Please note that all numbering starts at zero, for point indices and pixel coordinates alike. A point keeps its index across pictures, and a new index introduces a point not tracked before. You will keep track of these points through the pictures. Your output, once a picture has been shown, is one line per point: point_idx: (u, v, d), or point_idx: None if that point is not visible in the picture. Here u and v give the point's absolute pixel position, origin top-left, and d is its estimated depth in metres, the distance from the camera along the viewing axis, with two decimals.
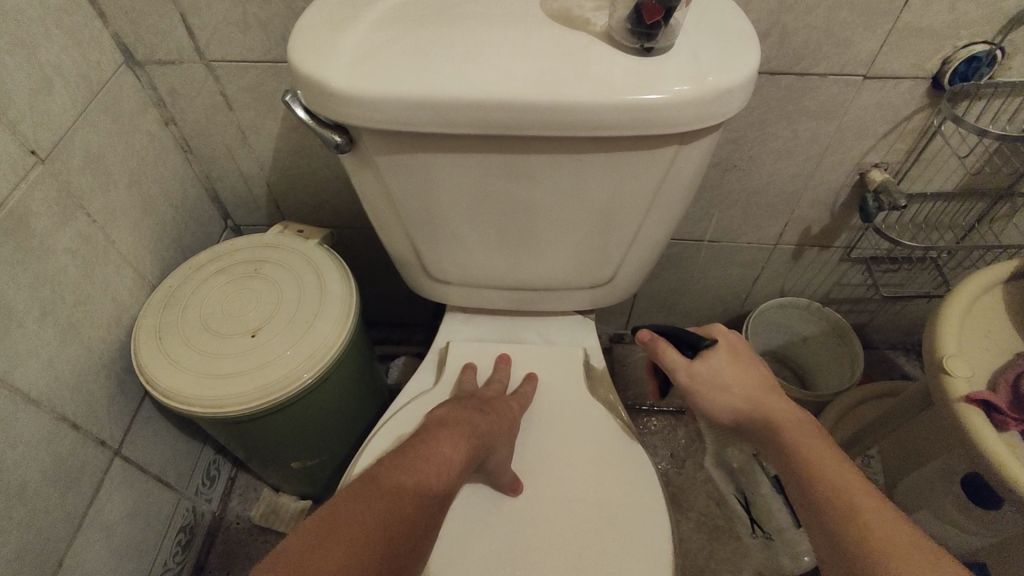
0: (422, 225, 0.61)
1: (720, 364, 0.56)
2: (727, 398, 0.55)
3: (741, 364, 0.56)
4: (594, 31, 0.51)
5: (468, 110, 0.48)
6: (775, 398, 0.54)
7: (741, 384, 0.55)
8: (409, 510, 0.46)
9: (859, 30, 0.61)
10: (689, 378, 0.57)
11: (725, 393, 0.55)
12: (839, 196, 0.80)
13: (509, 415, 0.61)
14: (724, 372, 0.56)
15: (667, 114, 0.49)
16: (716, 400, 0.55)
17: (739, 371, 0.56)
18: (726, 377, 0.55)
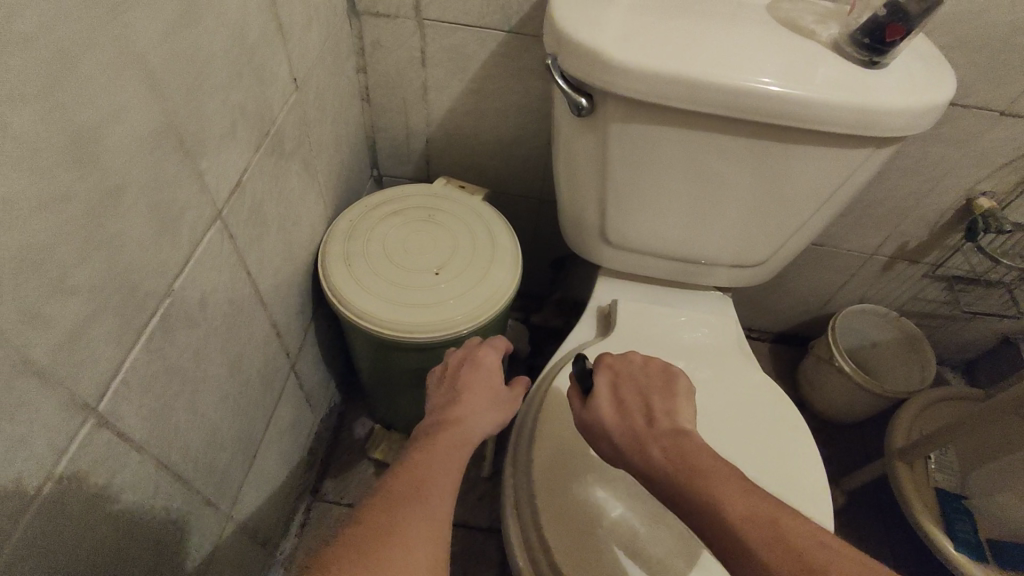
0: (621, 190, 0.68)
1: (600, 411, 0.55)
2: (612, 449, 0.53)
3: (613, 398, 0.56)
4: (821, 40, 0.60)
5: (719, 92, 0.56)
6: (650, 439, 0.51)
7: (620, 431, 0.53)
8: (434, 466, 0.50)
9: (1015, 71, 0.70)
10: (584, 427, 0.57)
11: (608, 444, 0.54)
12: (944, 216, 0.90)
13: (490, 360, 0.63)
14: (605, 421, 0.54)
15: (883, 119, 0.57)
16: (605, 450, 0.54)
17: (618, 414, 0.54)
18: (607, 426, 0.54)
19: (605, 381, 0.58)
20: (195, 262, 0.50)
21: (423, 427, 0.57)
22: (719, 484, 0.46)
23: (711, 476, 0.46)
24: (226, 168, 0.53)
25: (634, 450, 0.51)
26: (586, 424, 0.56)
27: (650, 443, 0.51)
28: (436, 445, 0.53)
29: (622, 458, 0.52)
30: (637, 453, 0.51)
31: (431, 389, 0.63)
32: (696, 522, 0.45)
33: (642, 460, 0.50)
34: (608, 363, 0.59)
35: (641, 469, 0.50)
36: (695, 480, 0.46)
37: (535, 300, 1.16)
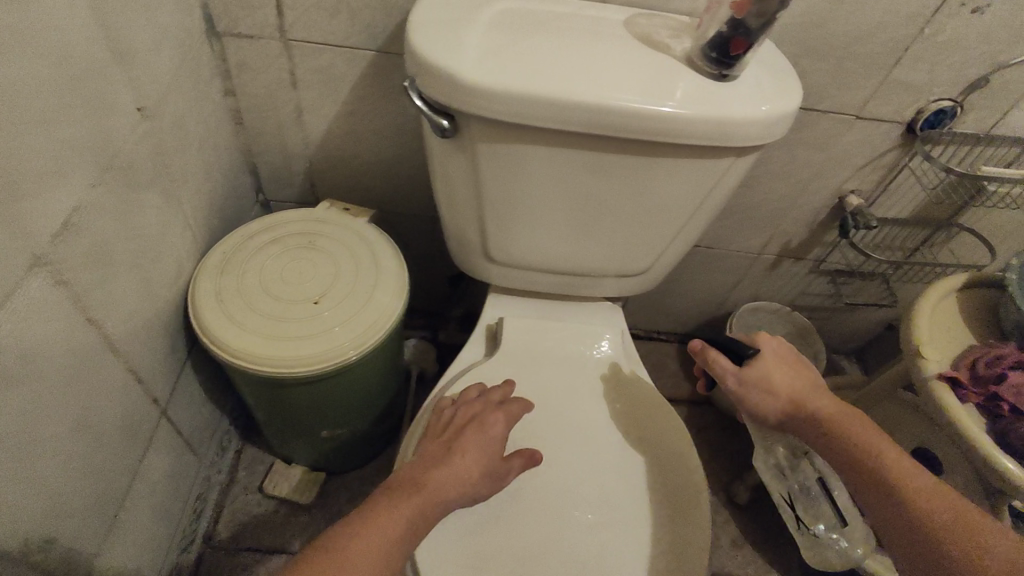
0: (500, 208, 0.68)
1: (768, 371, 0.64)
2: (774, 400, 0.64)
3: (792, 372, 0.64)
4: (675, 55, 0.61)
5: (577, 110, 0.56)
6: (816, 395, 0.63)
7: (787, 387, 0.64)
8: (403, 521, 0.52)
9: (861, 78, 0.75)
10: (743, 384, 0.64)
11: (771, 396, 0.63)
12: (819, 215, 0.95)
13: (500, 426, 0.62)
14: (776, 381, 0.64)
15: (737, 131, 0.59)
16: (762, 400, 0.64)
17: (785, 375, 0.64)
18: (774, 383, 0.64)
19: (769, 348, 0.65)
20: (15, 316, 0.45)
21: (407, 474, 0.58)
22: (871, 434, 0.60)
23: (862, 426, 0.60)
24: (49, 211, 0.48)
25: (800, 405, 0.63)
26: (747, 384, 0.64)
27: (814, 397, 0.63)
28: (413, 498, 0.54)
29: (786, 408, 0.63)
30: (802, 402, 0.63)
31: (432, 436, 0.63)
32: (860, 455, 0.58)
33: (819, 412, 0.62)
34: (768, 342, 0.66)
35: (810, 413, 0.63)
36: (850, 424, 0.61)
37: (441, 317, 1.15)
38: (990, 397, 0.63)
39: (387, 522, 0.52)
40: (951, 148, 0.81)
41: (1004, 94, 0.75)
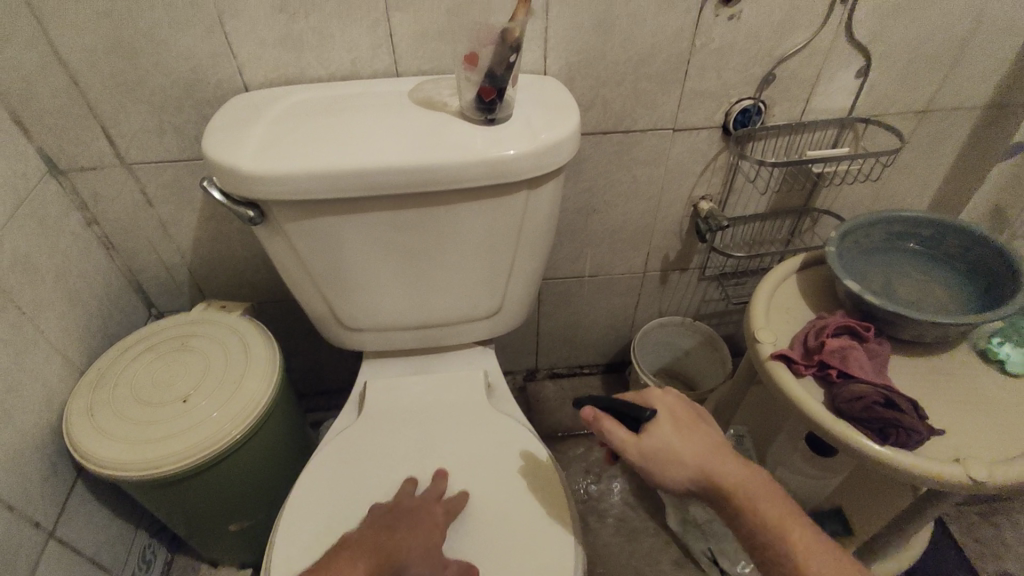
0: (331, 276, 0.72)
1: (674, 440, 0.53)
2: (683, 471, 0.52)
3: (691, 435, 0.54)
4: (450, 111, 0.67)
5: (356, 177, 0.61)
6: (726, 460, 0.52)
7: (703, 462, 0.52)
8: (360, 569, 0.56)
9: (659, 95, 0.79)
10: (647, 458, 0.53)
11: (683, 468, 0.52)
12: (683, 227, 0.98)
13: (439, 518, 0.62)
14: (687, 452, 0.52)
15: (515, 165, 0.63)
16: (669, 473, 0.52)
17: (694, 440, 0.53)
18: (684, 452, 0.52)
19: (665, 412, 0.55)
20: None
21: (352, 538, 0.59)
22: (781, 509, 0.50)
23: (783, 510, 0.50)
24: None
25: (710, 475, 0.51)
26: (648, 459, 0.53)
27: (727, 464, 0.52)
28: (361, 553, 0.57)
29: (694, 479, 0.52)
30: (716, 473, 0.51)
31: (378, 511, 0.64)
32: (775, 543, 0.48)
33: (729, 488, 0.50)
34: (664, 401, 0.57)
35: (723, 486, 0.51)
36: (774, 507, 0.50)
37: None
38: (820, 367, 0.64)
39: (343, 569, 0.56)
40: (770, 140, 0.86)
41: (798, 83, 0.80)
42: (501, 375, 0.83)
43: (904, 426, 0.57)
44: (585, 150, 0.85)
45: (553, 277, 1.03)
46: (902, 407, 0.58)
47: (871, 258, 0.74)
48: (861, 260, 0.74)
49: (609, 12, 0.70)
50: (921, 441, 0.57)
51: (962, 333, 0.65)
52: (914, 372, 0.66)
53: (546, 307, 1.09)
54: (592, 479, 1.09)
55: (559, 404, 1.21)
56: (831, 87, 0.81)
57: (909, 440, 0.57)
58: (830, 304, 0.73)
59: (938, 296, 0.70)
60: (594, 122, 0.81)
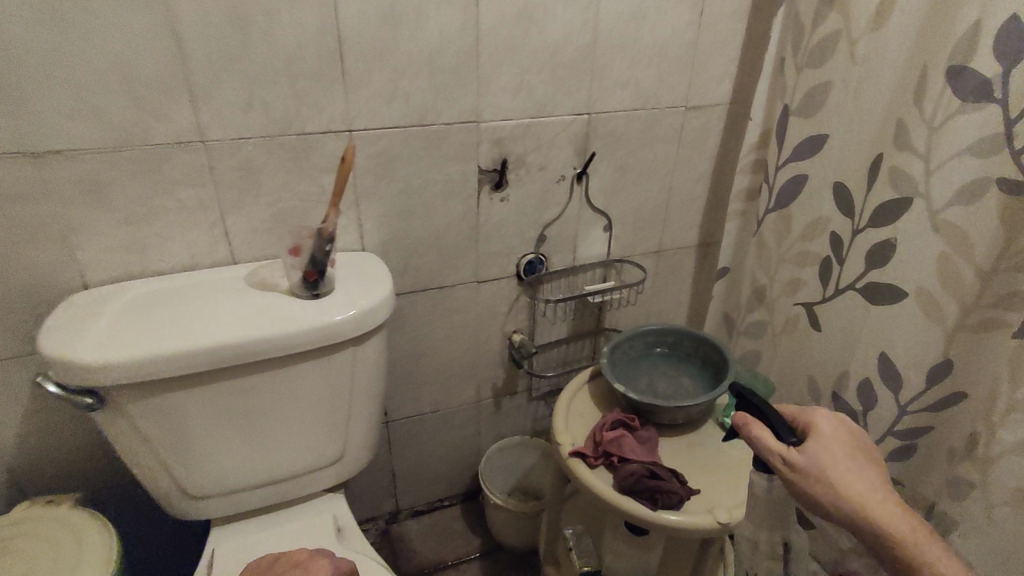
0: (175, 446, 0.78)
1: (826, 456, 0.56)
2: (831, 487, 0.55)
3: (852, 450, 0.57)
4: (281, 289, 0.81)
5: (199, 354, 0.71)
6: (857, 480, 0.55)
7: (853, 484, 0.54)
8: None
9: (460, 258, 1.00)
10: (809, 464, 0.56)
11: (831, 481, 0.55)
12: (503, 357, 1.16)
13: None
14: (838, 467, 0.55)
15: (340, 329, 0.77)
16: (832, 482, 0.55)
17: (840, 456, 0.56)
18: (836, 467, 0.55)
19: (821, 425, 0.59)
20: None
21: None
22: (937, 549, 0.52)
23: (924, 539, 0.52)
24: None
25: (827, 487, 0.55)
26: (799, 465, 0.57)
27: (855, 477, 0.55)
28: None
29: (828, 491, 0.55)
30: (857, 494, 0.54)
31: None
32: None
33: (861, 509, 0.53)
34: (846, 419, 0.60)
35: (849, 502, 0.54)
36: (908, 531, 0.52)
37: None
38: (605, 455, 0.80)
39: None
40: (555, 282, 1.10)
41: (563, 240, 1.06)
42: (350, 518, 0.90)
43: (665, 490, 0.74)
44: (407, 305, 1.01)
45: (397, 417, 1.14)
46: (662, 475, 0.76)
47: (637, 363, 0.96)
48: (631, 366, 0.95)
49: (408, 203, 0.91)
50: (680, 499, 0.75)
51: (700, 412, 0.86)
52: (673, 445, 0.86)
53: (396, 447, 1.18)
54: None
55: (420, 543, 1.25)
56: (588, 240, 1.08)
57: (669, 500, 0.74)
58: (613, 403, 0.92)
59: (686, 385, 0.92)
60: (411, 283, 0.99)
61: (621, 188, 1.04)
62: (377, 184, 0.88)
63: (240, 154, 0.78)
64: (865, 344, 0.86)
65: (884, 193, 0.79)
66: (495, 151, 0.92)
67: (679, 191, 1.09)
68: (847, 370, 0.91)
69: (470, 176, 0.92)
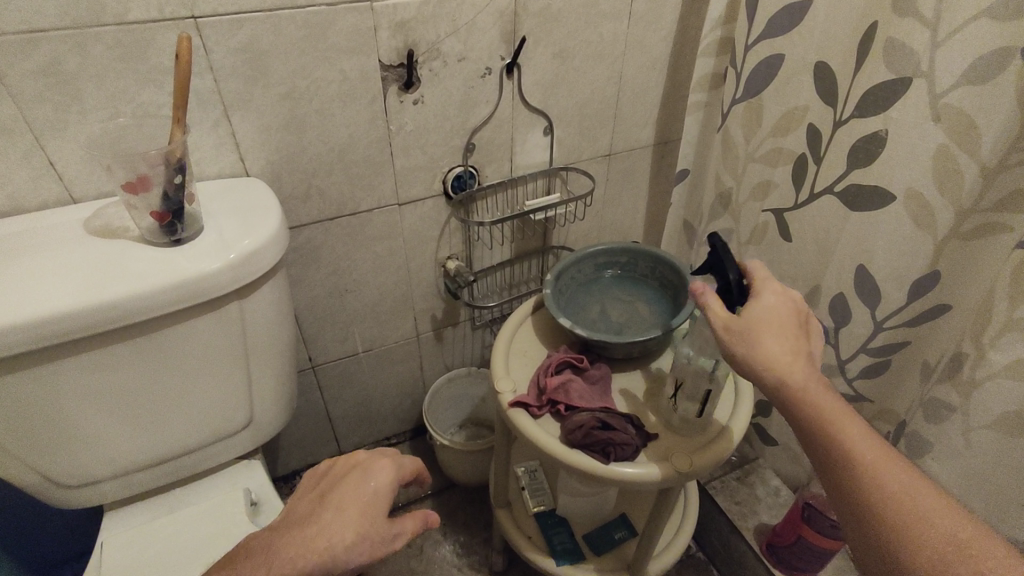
0: (25, 439, 0.63)
1: (756, 318, 0.53)
2: (752, 345, 0.51)
3: (788, 322, 0.53)
4: (133, 236, 0.64)
5: (16, 333, 0.54)
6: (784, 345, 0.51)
7: (772, 351, 0.51)
8: (384, 490, 0.51)
9: (373, 176, 0.83)
10: (733, 326, 0.53)
11: (752, 340, 0.52)
12: (439, 287, 1.02)
13: (365, 491, 0.51)
14: (764, 332, 0.52)
15: (210, 283, 0.61)
16: (753, 341, 0.51)
17: (777, 321, 0.53)
18: (764, 329, 0.52)
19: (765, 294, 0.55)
20: None
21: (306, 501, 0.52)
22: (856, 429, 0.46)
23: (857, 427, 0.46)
24: None
25: (745, 348, 0.52)
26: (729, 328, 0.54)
27: (776, 346, 0.51)
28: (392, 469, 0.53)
29: (744, 351, 0.52)
30: (775, 358, 0.50)
31: (328, 480, 0.53)
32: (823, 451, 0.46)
33: (782, 378, 0.49)
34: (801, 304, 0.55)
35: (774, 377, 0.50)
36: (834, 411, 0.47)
37: None
38: (551, 404, 0.70)
39: (363, 485, 0.51)
40: (491, 198, 0.94)
41: (498, 148, 0.89)
42: (269, 488, 0.79)
43: (618, 442, 0.65)
44: (316, 237, 0.85)
45: (325, 361, 1.01)
46: (616, 426, 0.66)
47: (587, 290, 0.84)
48: (580, 293, 0.83)
49: (296, 112, 0.72)
50: (635, 450, 0.66)
51: (658, 343, 0.75)
52: (628, 384, 0.76)
53: (329, 393, 1.06)
54: (412, 552, 1.08)
55: None
56: (527, 146, 0.91)
57: (624, 453, 0.65)
58: (558, 339, 0.81)
59: (641, 312, 0.81)
60: (316, 211, 0.82)
61: (564, 80, 0.86)
62: (248, 88, 0.68)
63: (34, 55, 0.57)
64: (842, 256, 0.76)
65: (878, 71, 0.64)
66: (399, 39, 0.72)
67: (633, 80, 0.92)
68: (818, 285, 0.82)
69: (372, 72, 0.73)
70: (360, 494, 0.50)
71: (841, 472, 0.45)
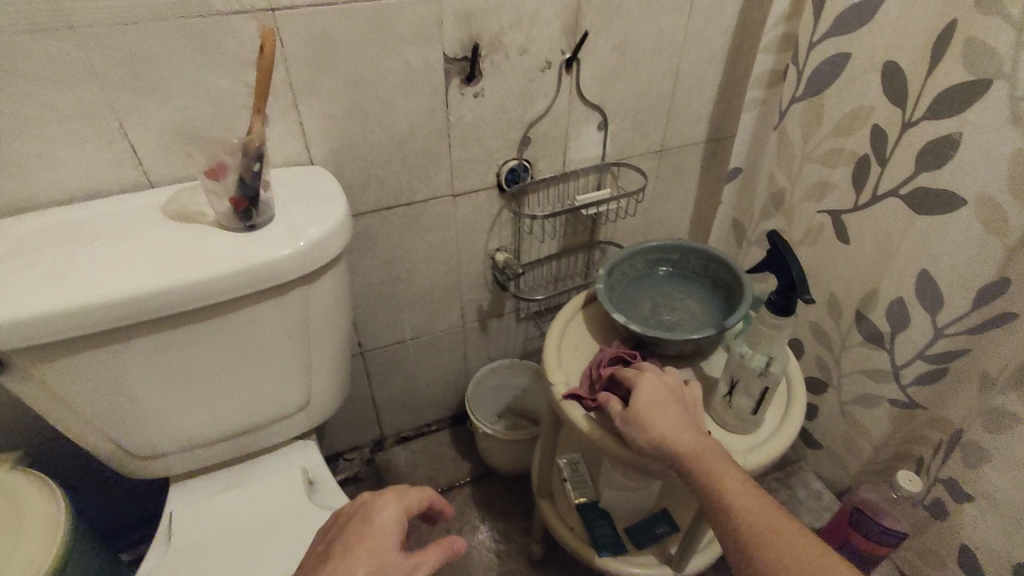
0: (105, 411, 0.66)
1: (643, 407, 0.60)
2: (647, 433, 0.58)
3: (665, 403, 0.61)
4: (208, 221, 0.66)
5: (105, 310, 0.57)
6: (685, 431, 0.57)
7: (679, 439, 0.56)
8: (394, 523, 0.52)
9: (430, 168, 0.84)
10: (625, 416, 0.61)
11: (647, 428, 0.58)
12: (487, 278, 1.03)
13: (375, 525, 0.52)
14: (658, 419, 0.58)
15: (280, 269, 0.63)
16: (649, 429, 0.58)
17: (665, 410, 0.59)
18: (653, 416, 0.59)
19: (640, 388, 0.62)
20: None
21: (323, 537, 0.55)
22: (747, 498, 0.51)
23: (749, 498, 0.51)
24: None
25: (649, 434, 0.58)
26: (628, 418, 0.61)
27: (681, 435, 0.56)
28: (396, 502, 0.54)
29: (649, 440, 0.58)
30: (682, 445, 0.55)
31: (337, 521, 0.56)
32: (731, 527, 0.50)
33: (690, 459, 0.54)
34: (673, 397, 0.62)
35: (680, 460, 0.55)
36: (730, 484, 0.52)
37: None
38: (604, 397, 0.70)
39: (369, 523, 0.52)
40: (542, 192, 0.95)
41: (552, 142, 0.90)
42: (324, 468, 0.82)
43: None
44: (373, 226, 0.87)
45: (374, 347, 1.03)
46: None
47: (638, 285, 0.84)
48: (632, 289, 0.84)
49: (362, 102, 0.74)
50: None
51: (712, 342, 0.75)
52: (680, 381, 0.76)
53: (375, 378, 1.08)
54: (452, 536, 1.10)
55: (411, 469, 1.20)
56: (580, 140, 0.91)
57: None
58: (609, 334, 0.82)
59: (693, 309, 0.80)
60: (375, 200, 0.84)
61: (620, 74, 0.86)
62: (317, 78, 0.70)
63: (121, 44, 0.59)
64: (904, 260, 0.75)
65: (954, 72, 0.63)
66: (463, 31, 0.73)
67: (689, 76, 0.91)
68: (876, 288, 0.80)
69: (435, 64, 0.74)
70: (370, 530, 0.51)
71: (735, 544, 0.50)
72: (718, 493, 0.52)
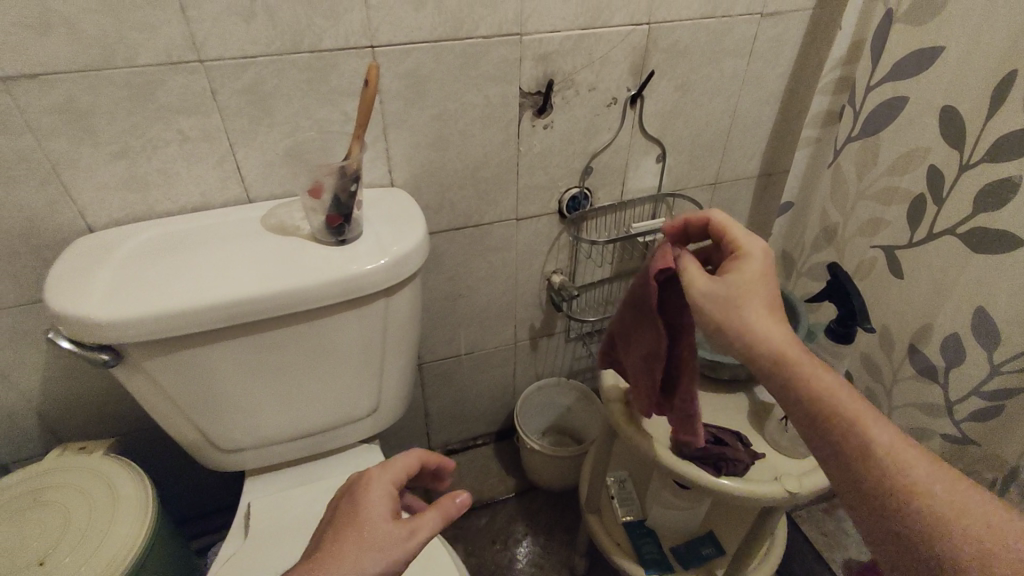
0: (200, 404, 0.72)
1: (742, 288, 0.51)
2: (737, 316, 0.50)
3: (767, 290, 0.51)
4: (303, 234, 0.73)
5: (215, 310, 0.63)
6: (778, 323, 0.49)
7: (771, 334, 0.48)
8: (381, 503, 0.52)
9: (499, 193, 0.89)
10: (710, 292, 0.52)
11: (734, 312, 0.50)
12: (541, 299, 1.08)
13: (369, 507, 0.51)
14: (752, 307, 0.49)
15: (367, 281, 0.69)
16: (742, 313, 0.49)
17: (766, 298, 0.50)
18: (750, 300, 0.50)
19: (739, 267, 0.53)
20: None
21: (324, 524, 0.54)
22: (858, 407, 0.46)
23: (864, 411, 0.46)
24: None
25: (732, 317, 0.50)
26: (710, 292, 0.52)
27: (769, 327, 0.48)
28: (383, 485, 0.54)
29: (736, 329, 0.49)
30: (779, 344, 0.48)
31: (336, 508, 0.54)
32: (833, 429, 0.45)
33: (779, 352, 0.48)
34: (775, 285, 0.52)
35: (768, 358, 0.48)
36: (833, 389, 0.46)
37: None
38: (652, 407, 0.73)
39: (361, 505, 0.51)
40: (600, 218, 0.99)
41: (612, 172, 0.94)
42: None
43: (731, 457, 0.69)
44: (441, 245, 0.92)
45: (431, 360, 1.08)
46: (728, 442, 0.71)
47: None
48: None
49: (443, 131, 0.80)
50: (746, 466, 0.70)
51: None
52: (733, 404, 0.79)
53: (429, 390, 1.13)
54: (495, 547, 1.13)
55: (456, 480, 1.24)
56: (639, 171, 0.96)
57: (737, 468, 0.69)
58: None
59: None
60: (446, 221, 0.90)
61: (681, 111, 0.91)
62: (406, 109, 0.76)
63: (242, 76, 0.67)
64: (960, 297, 0.76)
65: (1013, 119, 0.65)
66: (539, 68, 0.79)
67: (747, 113, 0.95)
68: (931, 323, 0.82)
69: (511, 98, 0.80)
70: (359, 513, 0.51)
71: (843, 456, 0.45)
72: (811, 396, 0.46)
